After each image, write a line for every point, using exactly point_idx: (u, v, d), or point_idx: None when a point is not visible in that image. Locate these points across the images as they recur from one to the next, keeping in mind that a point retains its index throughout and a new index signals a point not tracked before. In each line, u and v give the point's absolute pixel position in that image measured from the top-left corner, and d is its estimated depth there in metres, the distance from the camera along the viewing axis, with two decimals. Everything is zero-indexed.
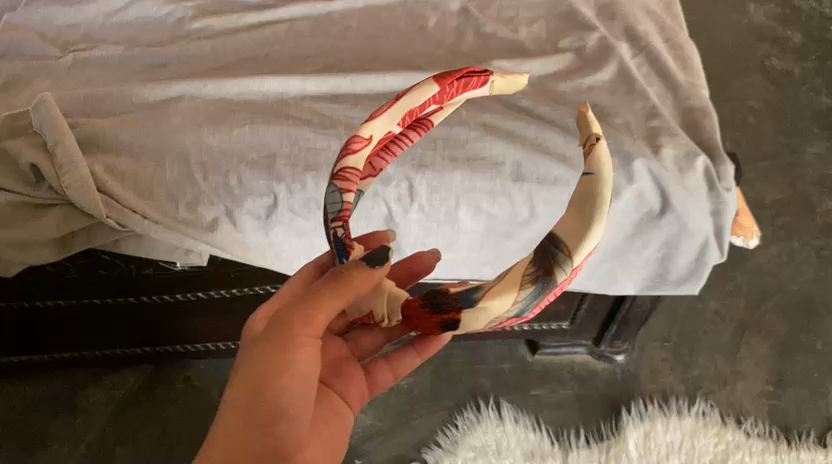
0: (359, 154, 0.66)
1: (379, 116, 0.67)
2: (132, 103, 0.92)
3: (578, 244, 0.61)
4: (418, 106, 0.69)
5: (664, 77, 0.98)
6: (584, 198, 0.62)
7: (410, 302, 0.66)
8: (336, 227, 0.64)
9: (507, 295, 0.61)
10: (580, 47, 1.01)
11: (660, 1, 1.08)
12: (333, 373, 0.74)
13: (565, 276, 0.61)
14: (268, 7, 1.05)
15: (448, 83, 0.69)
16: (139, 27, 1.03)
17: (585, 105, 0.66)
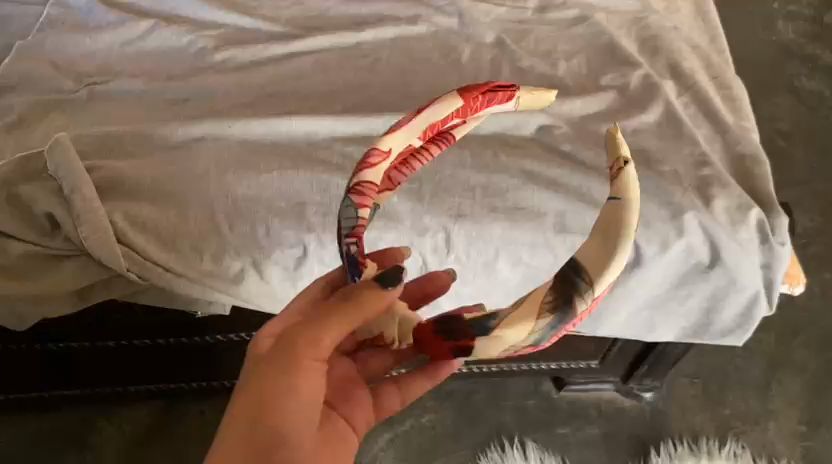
0: (377, 168, 0.61)
1: (397, 129, 0.63)
2: (154, 143, 0.87)
3: (601, 273, 0.55)
4: (440, 120, 0.65)
5: (712, 120, 0.93)
6: (609, 224, 0.57)
7: (421, 325, 0.59)
8: (350, 243, 0.59)
9: (523, 324, 0.55)
10: (623, 84, 0.96)
11: (705, 34, 1.03)
12: (339, 397, 0.64)
13: (586, 307, 0.55)
14: (293, 37, 1.00)
15: (471, 98, 0.66)
16: (159, 59, 0.98)
17: (615, 125, 0.61)
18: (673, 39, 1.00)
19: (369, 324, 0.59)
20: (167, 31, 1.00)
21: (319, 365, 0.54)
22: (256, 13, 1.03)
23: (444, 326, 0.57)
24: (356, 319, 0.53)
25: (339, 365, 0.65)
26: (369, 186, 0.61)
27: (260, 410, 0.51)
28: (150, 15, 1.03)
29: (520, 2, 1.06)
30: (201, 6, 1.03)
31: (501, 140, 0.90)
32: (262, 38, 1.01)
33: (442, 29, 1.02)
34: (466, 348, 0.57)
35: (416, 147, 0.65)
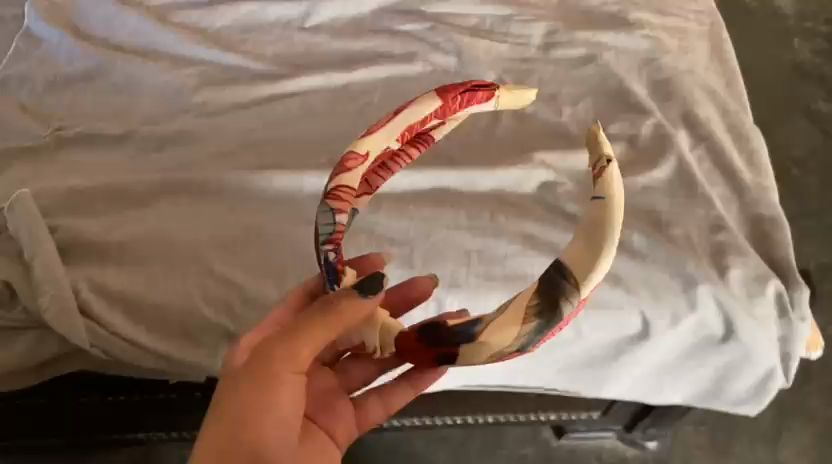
0: (353, 172, 0.59)
1: (376, 132, 0.60)
2: (125, 199, 0.81)
3: (585, 276, 0.53)
4: (420, 120, 0.61)
5: (728, 176, 0.86)
6: (593, 224, 0.54)
7: (403, 332, 0.59)
8: (327, 250, 0.57)
9: (508, 331, 0.53)
10: (632, 134, 0.89)
11: (721, 77, 0.96)
12: (319, 407, 0.66)
13: (571, 310, 0.53)
14: (278, 77, 0.94)
15: (454, 95, 0.62)
16: (134, 99, 0.91)
17: (595, 124, 0.58)
18: (687, 84, 0.93)
19: (350, 334, 0.59)
20: (144, 69, 0.93)
21: (296, 377, 0.55)
22: (240, 49, 0.97)
23: (428, 335, 0.57)
24: (331, 330, 0.54)
25: (318, 375, 0.67)
26: (347, 191, 0.58)
27: (245, 421, 0.53)
28: (125, 49, 0.96)
29: (523, 37, 0.98)
30: (180, 40, 0.96)
31: (500, 197, 0.83)
32: (246, 78, 0.94)
33: (439, 69, 0.95)
34: (453, 355, 0.56)
35: (396, 149, 0.62)
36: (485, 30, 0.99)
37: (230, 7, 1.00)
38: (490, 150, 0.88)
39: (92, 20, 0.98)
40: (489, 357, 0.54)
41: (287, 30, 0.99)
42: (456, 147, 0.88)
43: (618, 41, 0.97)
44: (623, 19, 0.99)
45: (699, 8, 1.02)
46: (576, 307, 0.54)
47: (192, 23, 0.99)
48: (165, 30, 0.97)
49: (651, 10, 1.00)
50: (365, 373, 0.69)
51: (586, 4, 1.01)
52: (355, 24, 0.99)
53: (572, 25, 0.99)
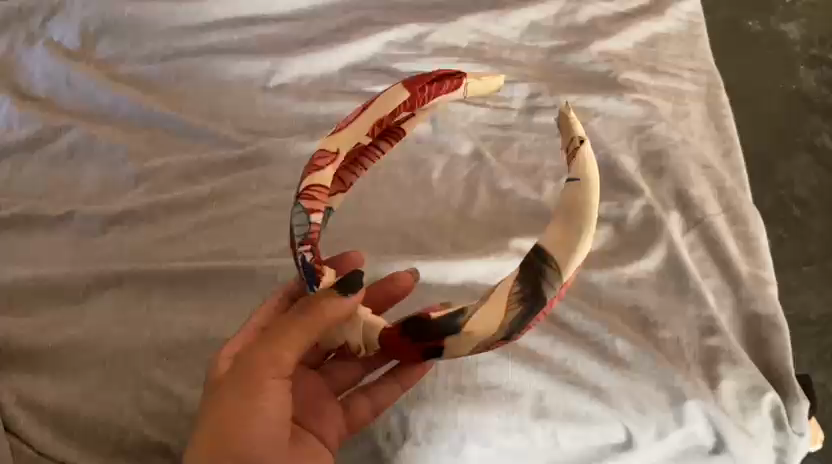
0: (324, 170, 0.65)
1: (345, 129, 0.67)
2: (61, 295, 0.74)
3: (567, 259, 0.53)
4: (387, 115, 0.68)
5: (723, 267, 0.79)
6: (570, 206, 0.54)
7: (386, 330, 0.61)
8: (304, 251, 0.61)
9: (494, 319, 0.55)
10: (620, 217, 0.81)
11: (717, 148, 0.88)
12: (304, 411, 0.64)
13: (555, 295, 0.54)
14: (235, 145, 0.86)
15: (420, 87, 0.68)
16: (77, 172, 0.83)
17: (566, 105, 0.57)
18: (680, 156, 0.85)
19: (333, 332, 0.62)
20: (88, 138, 0.85)
21: (281, 381, 0.57)
22: (194, 111, 0.88)
23: (411, 330, 0.59)
24: (313, 332, 0.56)
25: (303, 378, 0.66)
26: (319, 190, 0.64)
27: (237, 429, 0.54)
28: (69, 113, 0.87)
29: (502, 100, 0.91)
30: (128, 101, 0.87)
31: (473, 291, 0.75)
32: (199, 146, 0.86)
33: (412, 138, 0.88)
34: (440, 348, 0.58)
35: (367, 143, 0.68)
36: (463, 91, 0.91)
37: (186, 63, 0.92)
38: (463, 234, 0.80)
39: (35, 79, 0.89)
40: (474, 347, 0.56)
41: (246, 90, 0.91)
42: (426, 230, 0.81)
43: (606, 106, 0.89)
44: (612, 80, 0.91)
45: (694, 65, 0.94)
46: (559, 290, 0.54)
47: (143, 81, 0.90)
48: (111, 92, 0.88)
49: (643, 69, 0.93)
50: (349, 373, 0.69)
51: (573, 61, 0.93)
52: (322, 83, 0.92)
53: (557, 86, 0.91)
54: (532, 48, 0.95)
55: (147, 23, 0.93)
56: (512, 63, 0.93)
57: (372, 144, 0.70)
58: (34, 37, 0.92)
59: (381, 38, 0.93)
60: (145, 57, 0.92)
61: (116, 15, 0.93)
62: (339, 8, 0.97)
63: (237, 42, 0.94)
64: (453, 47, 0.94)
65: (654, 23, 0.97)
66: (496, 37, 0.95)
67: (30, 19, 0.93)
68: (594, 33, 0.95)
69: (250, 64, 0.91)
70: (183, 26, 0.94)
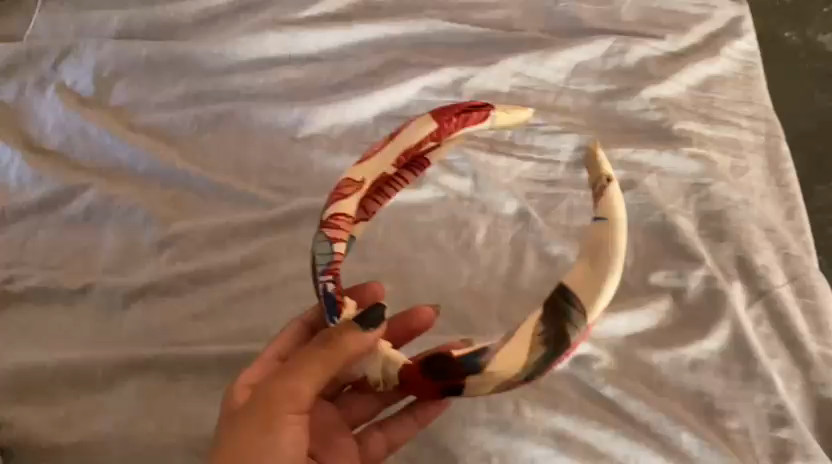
0: (347, 201, 0.60)
1: (369, 159, 0.62)
2: (84, 384, 0.68)
3: (593, 298, 0.52)
4: (414, 144, 0.63)
5: (791, 346, 0.73)
6: (596, 245, 0.54)
7: (408, 367, 0.57)
8: (326, 281, 0.57)
9: (517, 359, 0.52)
10: (679, 288, 0.76)
11: (780, 208, 0.82)
12: (320, 444, 0.63)
13: (579, 337, 0.52)
14: (264, 206, 0.80)
15: (448, 118, 0.63)
16: (96, 238, 0.77)
17: (594, 142, 0.59)
18: (741, 218, 0.79)
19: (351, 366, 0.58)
20: (106, 198, 0.78)
21: (299, 415, 0.56)
22: (219, 168, 0.82)
23: (428, 367, 0.54)
24: (331, 365, 0.54)
25: (319, 411, 0.65)
26: (343, 221, 0.60)
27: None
28: (85, 169, 0.81)
29: (548, 152, 0.84)
30: (147, 155, 0.81)
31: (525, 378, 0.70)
32: (225, 207, 0.80)
33: (453, 195, 0.82)
34: (459, 387, 0.54)
35: (392, 174, 0.64)
36: (506, 142, 0.85)
37: (207, 110, 0.85)
38: (513, 309, 0.75)
39: (47, 130, 0.83)
40: (496, 387, 0.52)
41: (273, 140, 0.84)
42: (471, 303, 0.75)
43: (660, 161, 0.83)
44: (667, 130, 0.85)
45: (752, 111, 0.88)
46: (584, 333, 0.52)
47: (163, 131, 0.84)
48: (130, 145, 0.81)
49: (698, 117, 0.87)
50: (364, 407, 0.68)
51: (623, 108, 0.87)
52: (354, 133, 0.85)
53: (606, 138, 0.85)
54: (577, 92, 0.88)
55: (165, 66, 0.87)
56: (557, 110, 0.87)
57: (398, 173, 0.65)
58: (44, 81, 0.86)
59: (416, 84, 0.86)
60: (163, 104, 0.86)
61: (133, 58, 0.87)
62: (369, 47, 0.90)
63: (261, 85, 0.87)
64: (495, 92, 0.87)
65: (707, 63, 0.90)
66: (540, 80, 0.88)
67: (39, 62, 0.86)
68: (645, 76, 0.89)
69: (277, 113, 0.85)
70: (202, 68, 0.87)
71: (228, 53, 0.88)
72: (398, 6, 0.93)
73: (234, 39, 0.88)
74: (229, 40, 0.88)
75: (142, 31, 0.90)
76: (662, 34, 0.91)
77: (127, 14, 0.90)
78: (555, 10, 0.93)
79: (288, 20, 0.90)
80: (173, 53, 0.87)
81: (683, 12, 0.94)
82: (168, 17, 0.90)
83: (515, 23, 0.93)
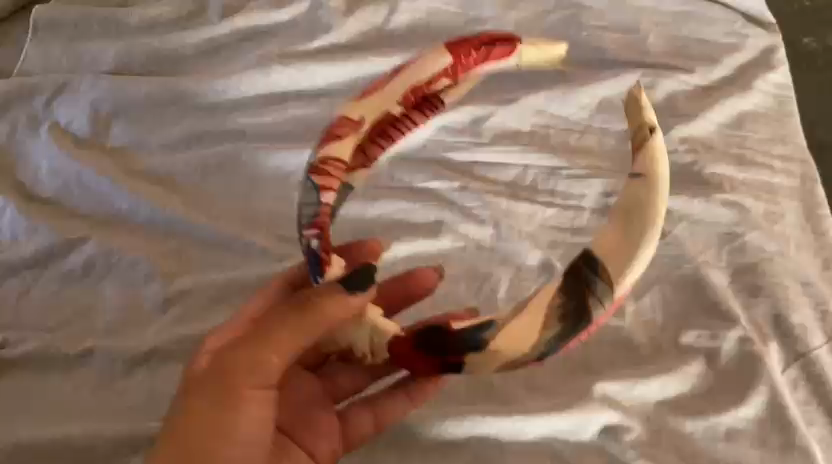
0: (343, 144, 0.59)
1: (374, 94, 0.60)
2: (85, 462, 0.64)
3: (623, 269, 0.52)
4: (426, 80, 0.61)
5: (830, 413, 0.70)
6: (632, 208, 0.54)
7: (399, 338, 0.57)
8: (310, 236, 0.56)
9: (531, 334, 0.53)
10: (712, 349, 0.72)
11: (816, 258, 0.78)
12: (300, 425, 0.65)
13: (603, 312, 0.52)
14: (272, 258, 0.74)
15: (465, 50, 0.61)
16: (95, 295, 0.73)
17: (638, 86, 0.59)
18: (777, 272, 0.75)
19: (336, 334, 0.57)
20: (105, 251, 0.74)
21: (264, 390, 0.57)
22: (224, 215, 0.77)
23: (427, 341, 0.55)
24: (309, 335, 0.55)
25: (301, 379, 0.67)
26: (334, 167, 0.58)
27: (216, 438, 0.55)
28: (83, 219, 0.77)
29: (573, 198, 0.80)
30: (149, 203, 0.76)
31: (552, 452, 0.66)
32: (232, 259, 0.75)
33: (472, 245, 0.77)
34: (459, 364, 0.55)
35: (397, 115, 0.62)
36: (528, 186, 0.80)
37: (212, 153, 0.80)
38: (537, 373, 0.71)
39: (41, 174, 0.78)
40: (504, 364, 0.53)
41: (282, 185, 0.80)
42: None
43: (690, 209, 0.78)
44: (698, 174, 0.81)
45: (785, 151, 0.84)
46: (608, 308, 0.53)
47: (164, 175, 0.79)
48: (130, 193, 0.77)
49: (729, 159, 0.82)
50: (349, 381, 0.70)
51: None
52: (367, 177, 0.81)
53: None
54: (603, 130, 0.84)
55: (166, 103, 0.83)
56: (581, 150, 0.82)
57: (406, 116, 0.64)
58: (38, 120, 0.81)
59: (433, 124, 0.83)
60: (165, 145, 0.81)
61: (132, 95, 0.83)
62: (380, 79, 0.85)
63: (268, 123, 0.83)
64: (515, 132, 0.83)
65: (739, 99, 0.86)
66: (563, 118, 0.84)
67: (33, 100, 0.82)
68: (672, 113, 0.85)
69: (285, 154, 0.80)
70: (205, 105, 0.83)
71: (233, 89, 0.84)
72: (412, 36, 0.89)
73: (239, 74, 0.84)
74: (234, 75, 0.84)
75: (142, 64, 0.86)
76: (692, 67, 0.88)
77: (125, 46, 0.86)
78: (577, 40, 0.89)
79: (298, 51, 0.86)
80: (175, 90, 0.83)
81: (714, 41, 0.90)
82: (168, 48, 0.86)
83: None
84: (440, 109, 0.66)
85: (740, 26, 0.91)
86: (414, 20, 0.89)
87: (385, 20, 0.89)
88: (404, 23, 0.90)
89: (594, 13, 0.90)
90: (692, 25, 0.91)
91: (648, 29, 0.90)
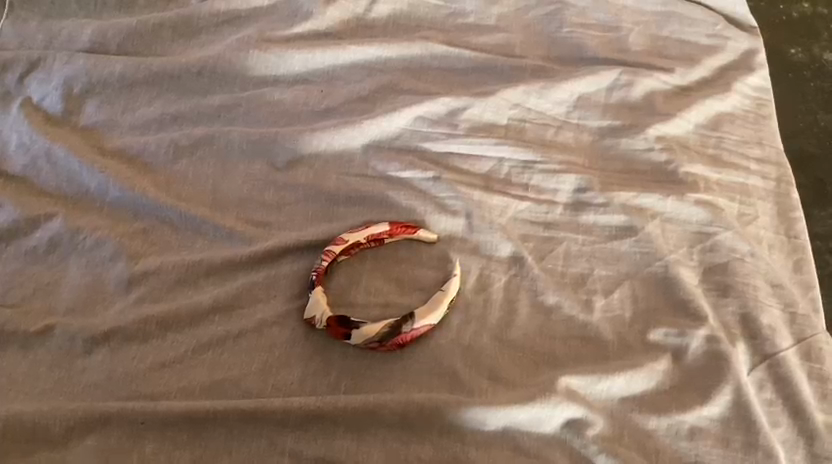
0: (347, 192, 0.78)
1: (364, 148, 0.81)
2: (38, 439, 0.62)
3: (440, 303, 0.70)
4: (406, 124, 0.83)
5: (796, 416, 0.67)
6: (446, 290, 0.72)
7: (332, 319, 0.68)
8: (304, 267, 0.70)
9: (380, 326, 0.68)
10: (679, 348, 0.70)
11: (786, 262, 0.77)
12: None
13: (430, 321, 0.69)
14: (242, 241, 0.74)
15: (437, 123, 0.83)
16: (58, 273, 0.72)
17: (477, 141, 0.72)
18: (748, 273, 0.74)
19: None
20: (71, 229, 0.74)
21: None
22: (195, 199, 0.78)
23: (333, 329, 0.68)
24: None
25: None
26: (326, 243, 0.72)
27: None
28: (51, 197, 0.77)
29: (546, 192, 0.80)
30: (117, 179, 0.77)
31: (509, 442, 0.64)
32: (200, 241, 0.75)
33: (443, 237, 0.76)
34: (355, 334, 0.67)
35: (379, 130, 0.81)
36: (502, 179, 0.81)
37: (185, 135, 0.81)
38: (501, 364, 0.69)
39: (10, 150, 0.80)
40: (381, 326, 0.68)
41: (255, 169, 0.80)
42: (460, 359, 0.69)
43: (663, 207, 0.78)
44: (672, 173, 0.80)
45: (761, 154, 0.84)
46: (437, 319, 0.70)
47: (135, 154, 0.80)
48: (99, 172, 0.77)
49: (703, 159, 0.82)
50: None
51: (626, 146, 0.83)
52: (340, 163, 0.80)
53: (608, 179, 0.81)
54: (580, 126, 0.85)
55: (141, 84, 0.84)
56: (557, 145, 0.83)
57: (385, 122, 0.82)
58: (9, 97, 0.83)
59: (409, 113, 0.82)
60: (137, 125, 0.82)
61: (104, 75, 0.84)
62: (361, 70, 0.87)
63: (242, 108, 0.83)
64: (492, 125, 0.84)
65: (717, 100, 0.86)
66: (542, 113, 0.85)
67: (4, 77, 0.84)
68: (650, 111, 0.85)
69: (260, 138, 0.81)
70: (182, 86, 0.85)
71: (209, 71, 0.85)
72: (393, 26, 0.92)
73: (217, 56, 0.85)
74: (211, 57, 0.84)
75: (117, 42, 0.87)
76: (671, 67, 0.89)
77: (101, 26, 0.88)
78: (558, 37, 0.91)
79: (276, 37, 0.87)
80: (151, 71, 0.84)
81: (695, 41, 0.92)
82: (145, 27, 0.88)
83: (515, 48, 0.90)
84: (415, 105, 0.83)
85: (722, 29, 0.93)
86: (395, 10, 0.92)
87: (366, 9, 0.92)
88: (385, 13, 0.92)
89: (577, 11, 0.93)
90: (674, 25, 0.93)
91: (629, 28, 0.92)
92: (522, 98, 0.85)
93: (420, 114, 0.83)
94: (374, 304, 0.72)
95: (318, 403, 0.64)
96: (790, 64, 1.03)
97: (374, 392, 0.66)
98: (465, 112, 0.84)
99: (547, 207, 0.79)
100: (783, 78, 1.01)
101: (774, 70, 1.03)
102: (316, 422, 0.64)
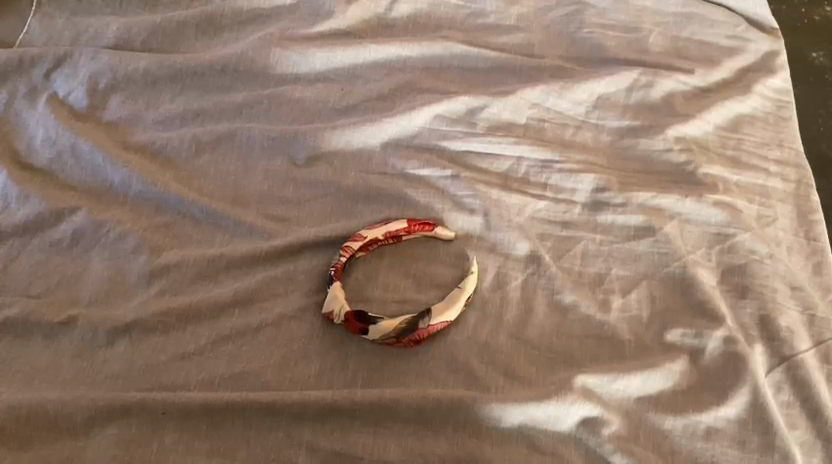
0: (365, 189, 0.78)
1: (383, 145, 0.82)
2: (60, 427, 0.63)
3: (456, 301, 0.71)
4: (425, 122, 0.83)
5: (814, 419, 0.66)
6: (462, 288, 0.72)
7: (350, 314, 0.69)
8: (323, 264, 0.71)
9: (396, 322, 0.68)
10: (696, 348, 0.70)
11: (806, 264, 0.76)
12: None
13: (446, 318, 0.70)
14: (261, 237, 0.75)
15: (457, 121, 0.84)
16: (81, 265, 0.74)
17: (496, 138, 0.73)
18: (766, 275, 0.74)
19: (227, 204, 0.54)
20: (95, 222, 0.75)
21: None
22: (217, 194, 0.79)
23: (351, 324, 0.68)
24: None
25: None
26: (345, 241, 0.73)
27: None
28: (76, 191, 0.78)
29: (564, 191, 0.80)
30: (140, 173, 0.78)
31: (524, 439, 0.64)
32: (220, 236, 0.76)
33: (460, 234, 0.77)
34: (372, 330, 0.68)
35: (398, 127, 0.82)
36: (519, 178, 0.81)
37: (207, 131, 0.82)
38: (517, 361, 0.69)
39: (36, 144, 0.81)
40: (398, 321, 0.68)
41: (275, 165, 0.81)
42: (476, 356, 0.69)
43: (682, 208, 0.78)
44: (691, 174, 0.80)
45: (781, 156, 0.83)
46: (453, 316, 0.70)
47: (158, 150, 0.81)
48: (122, 167, 0.78)
49: (722, 159, 0.82)
50: None
51: (645, 147, 0.83)
52: (360, 161, 0.81)
53: (626, 179, 0.81)
54: (598, 127, 0.85)
55: (164, 81, 0.86)
56: (575, 145, 0.84)
57: (405, 118, 0.82)
58: (35, 92, 0.85)
59: (429, 112, 0.83)
60: (159, 121, 0.84)
61: (129, 71, 0.85)
62: (382, 69, 0.88)
63: (263, 106, 0.84)
64: (510, 124, 0.85)
65: (736, 102, 0.86)
66: (560, 113, 0.86)
67: (31, 72, 0.86)
68: (669, 112, 0.85)
69: (281, 135, 0.82)
70: (205, 83, 0.86)
71: (232, 68, 0.86)
72: (413, 26, 0.93)
73: (240, 54, 0.86)
74: (233, 56, 0.86)
75: (140, 40, 0.89)
76: (690, 69, 0.89)
77: (125, 23, 0.89)
78: (578, 37, 0.91)
79: (298, 35, 0.88)
80: (174, 68, 0.85)
81: (714, 43, 0.92)
82: (169, 25, 0.89)
83: (535, 49, 0.90)
84: (435, 103, 0.83)
85: (742, 31, 0.93)
86: (415, 10, 0.93)
87: (386, 9, 0.93)
88: (405, 12, 0.93)
89: (596, 11, 0.94)
90: (693, 27, 0.93)
91: (649, 29, 0.93)
92: (540, 98, 0.86)
93: (440, 112, 0.84)
94: (392, 300, 0.73)
95: (335, 397, 0.65)
96: (810, 68, 1.02)
97: (390, 387, 0.67)
98: (484, 111, 0.85)
99: (564, 206, 0.79)
100: (803, 82, 1.01)
101: (794, 73, 1.02)
102: (333, 415, 0.64)
